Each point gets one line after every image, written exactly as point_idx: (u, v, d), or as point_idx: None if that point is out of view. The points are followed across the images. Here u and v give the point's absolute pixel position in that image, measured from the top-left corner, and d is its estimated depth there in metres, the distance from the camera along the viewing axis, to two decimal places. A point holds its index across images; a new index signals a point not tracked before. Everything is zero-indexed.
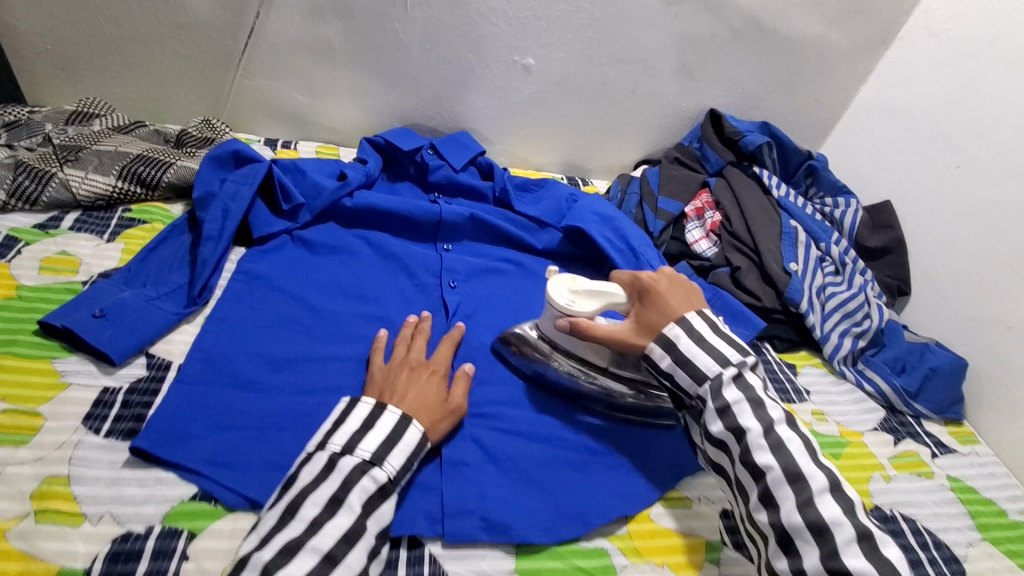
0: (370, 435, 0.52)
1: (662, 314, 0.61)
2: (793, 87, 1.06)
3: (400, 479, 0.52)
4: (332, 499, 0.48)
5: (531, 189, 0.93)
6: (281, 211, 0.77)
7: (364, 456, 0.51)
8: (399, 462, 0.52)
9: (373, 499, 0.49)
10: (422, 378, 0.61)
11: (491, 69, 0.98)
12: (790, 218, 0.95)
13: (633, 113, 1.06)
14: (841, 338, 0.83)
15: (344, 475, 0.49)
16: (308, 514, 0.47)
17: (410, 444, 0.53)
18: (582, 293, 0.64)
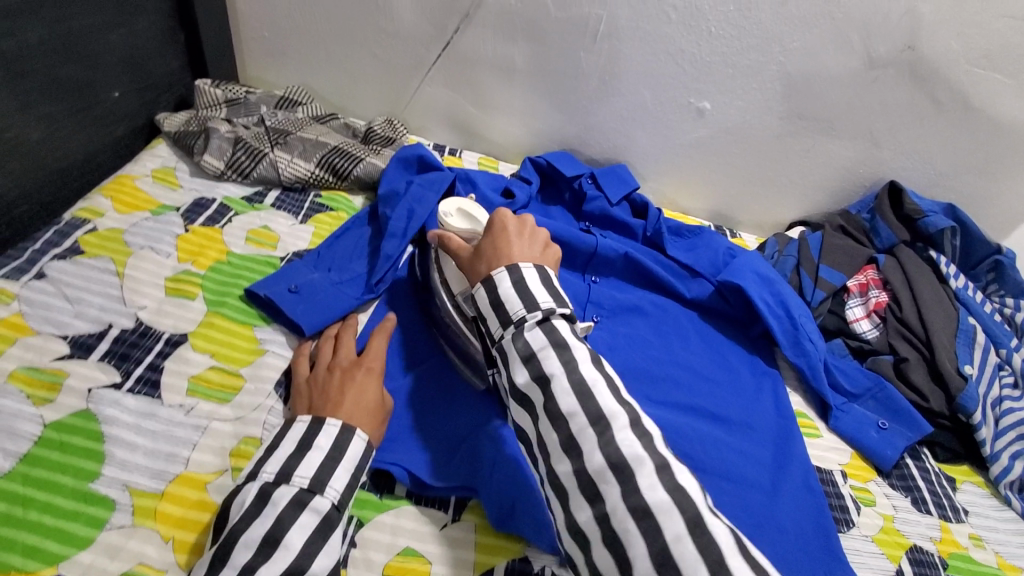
0: (306, 459, 0.48)
1: (494, 250, 0.58)
2: (992, 171, 0.96)
3: (346, 502, 0.48)
4: (267, 540, 0.43)
5: (684, 235, 0.92)
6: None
7: (301, 484, 0.46)
8: (342, 484, 0.48)
9: (314, 535, 0.45)
10: (354, 379, 0.56)
11: (663, 107, 0.98)
12: (968, 315, 0.87)
13: (802, 172, 1.01)
14: (1015, 461, 0.74)
15: (278, 510, 0.45)
16: (239, 558, 0.42)
17: (353, 460, 0.49)
18: (461, 214, 0.73)
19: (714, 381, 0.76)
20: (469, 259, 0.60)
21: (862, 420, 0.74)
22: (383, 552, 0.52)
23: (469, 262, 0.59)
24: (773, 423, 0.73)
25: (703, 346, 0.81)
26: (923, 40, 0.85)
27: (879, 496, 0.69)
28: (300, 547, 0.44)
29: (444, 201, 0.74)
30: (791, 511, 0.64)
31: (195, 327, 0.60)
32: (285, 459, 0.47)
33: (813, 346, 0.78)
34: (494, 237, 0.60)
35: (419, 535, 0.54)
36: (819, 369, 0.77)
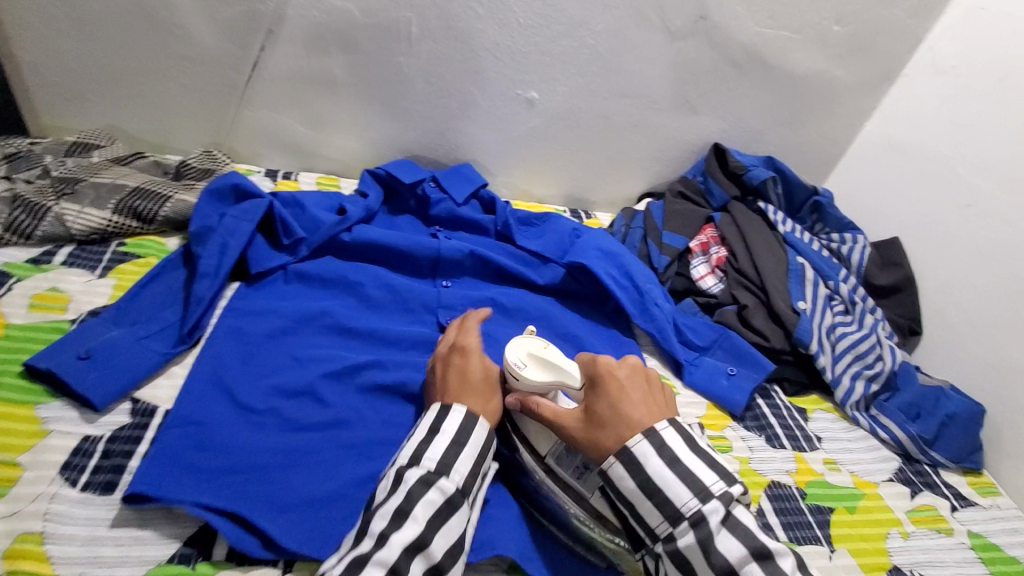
0: (437, 443, 0.53)
1: (616, 413, 0.54)
2: (799, 122, 1.05)
3: (468, 488, 0.52)
4: (397, 511, 0.48)
5: (534, 223, 0.92)
6: (280, 244, 0.75)
7: (431, 466, 0.52)
8: (465, 468, 0.53)
9: (439, 512, 0.49)
10: (454, 363, 0.62)
11: (494, 101, 0.98)
12: (798, 255, 0.94)
13: (637, 146, 1.06)
14: (853, 381, 0.80)
15: (409, 487, 0.50)
16: (376, 529, 0.48)
17: (476, 447, 0.55)
18: (535, 361, 0.60)
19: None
20: (581, 429, 0.55)
21: (713, 370, 0.78)
22: None
23: (591, 434, 0.54)
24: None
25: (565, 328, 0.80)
26: (713, 10, 0.91)
27: (736, 440, 0.72)
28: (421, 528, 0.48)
29: (511, 346, 0.61)
30: None
31: None
32: (417, 443, 0.53)
33: (660, 309, 0.81)
34: (609, 400, 0.55)
35: None
36: (668, 331, 0.79)
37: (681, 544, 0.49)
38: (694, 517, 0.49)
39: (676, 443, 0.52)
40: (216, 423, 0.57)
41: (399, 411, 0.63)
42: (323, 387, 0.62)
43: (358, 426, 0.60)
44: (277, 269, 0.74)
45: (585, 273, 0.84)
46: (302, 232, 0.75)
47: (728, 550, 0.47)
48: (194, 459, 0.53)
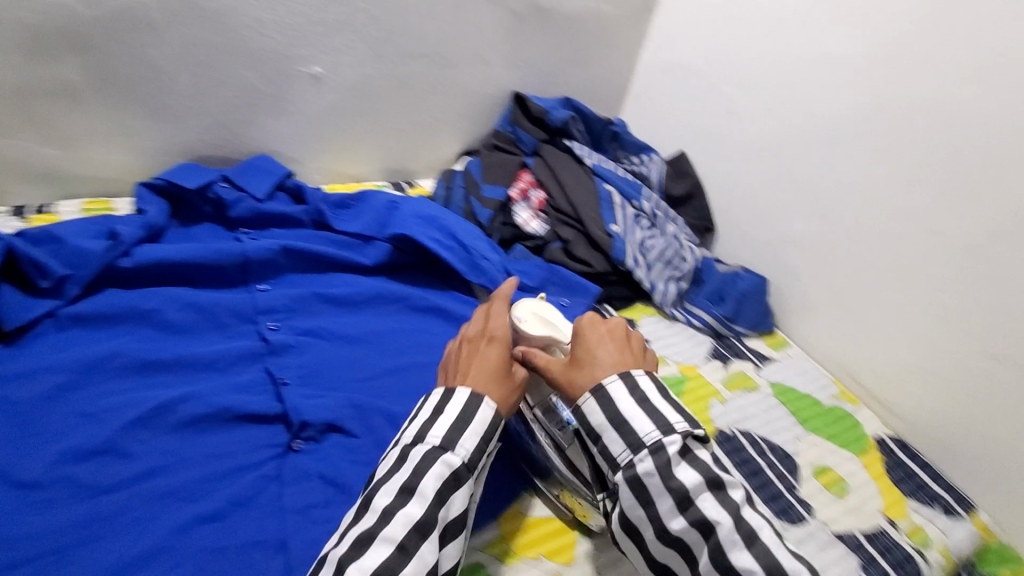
0: (438, 422, 0.54)
1: (590, 354, 0.59)
2: (585, 60, 1.12)
3: (474, 463, 0.53)
4: (405, 488, 0.50)
5: (351, 204, 0.88)
6: (40, 290, 0.64)
7: (435, 442, 0.53)
8: (471, 443, 0.54)
9: (445, 485, 0.51)
10: (480, 349, 0.61)
11: (276, 83, 0.91)
12: (605, 183, 1.02)
13: (442, 107, 1.06)
14: (667, 284, 0.90)
15: (416, 463, 0.52)
16: (379, 506, 0.50)
17: (483, 423, 0.55)
18: (537, 320, 0.67)
19: (422, 345, 0.74)
20: (561, 370, 0.60)
21: None
22: None
23: (575, 377, 0.59)
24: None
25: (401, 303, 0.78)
26: None
27: None
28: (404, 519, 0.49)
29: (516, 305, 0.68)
30: None
31: None
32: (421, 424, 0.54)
33: (489, 262, 0.83)
34: (584, 345, 0.60)
35: None
36: (499, 280, 0.83)
37: (674, 527, 0.51)
38: (654, 445, 0.53)
39: (647, 386, 0.56)
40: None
41: (226, 437, 0.58)
42: (125, 440, 0.55)
43: (176, 468, 0.55)
44: (44, 318, 0.63)
45: (408, 243, 0.83)
46: (64, 269, 0.65)
47: (715, 512, 0.51)
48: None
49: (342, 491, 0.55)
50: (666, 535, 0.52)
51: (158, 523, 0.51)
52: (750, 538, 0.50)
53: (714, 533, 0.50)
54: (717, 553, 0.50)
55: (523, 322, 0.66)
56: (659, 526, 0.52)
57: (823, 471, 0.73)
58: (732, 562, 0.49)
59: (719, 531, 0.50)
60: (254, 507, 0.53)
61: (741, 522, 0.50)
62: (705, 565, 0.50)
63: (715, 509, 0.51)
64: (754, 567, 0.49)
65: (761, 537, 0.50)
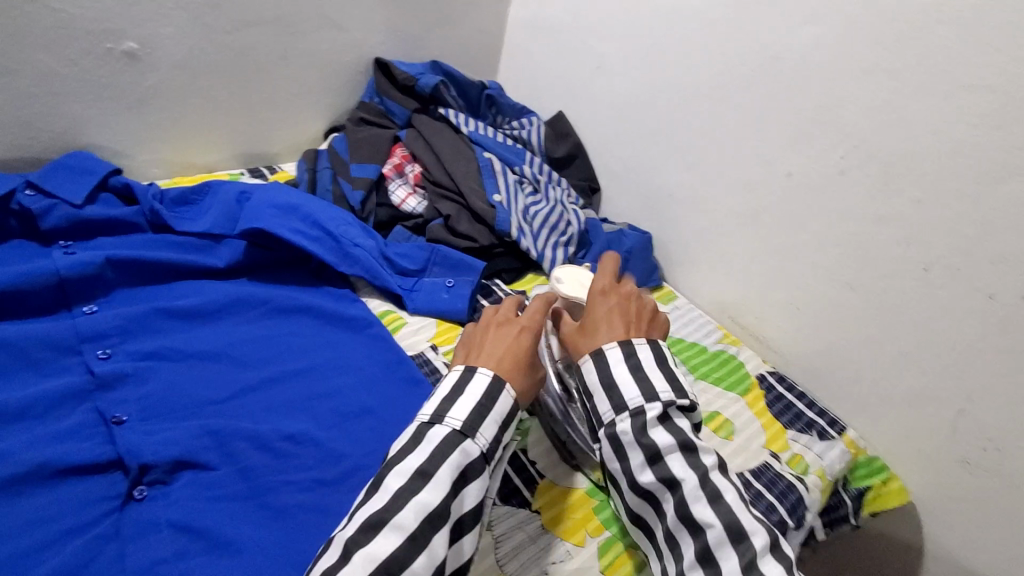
0: (460, 404, 0.52)
1: (598, 324, 0.60)
2: (449, 20, 1.05)
3: (493, 450, 0.52)
4: (419, 471, 0.48)
5: (194, 200, 0.77)
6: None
7: (456, 425, 0.51)
8: (490, 432, 0.52)
9: (458, 474, 0.49)
10: (509, 332, 0.59)
11: (78, 64, 0.76)
12: (483, 151, 0.97)
13: (296, 80, 0.95)
14: (555, 251, 0.88)
15: (435, 442, 0.50)
16: (393, 484, 0.48)
17: (501, 412, 0.53)
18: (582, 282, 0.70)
19: (292, 351, 0.66)
20: (573, 333, 0.62)
21: (432, 289, 0.78)
22: None
23: (584, 339, 0.60)
24: (375, 360, 0.67)
25: (263, 307, 0.70)
26: None
27: None
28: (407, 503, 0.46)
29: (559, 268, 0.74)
30: (399, 420, 0.61)
31: None
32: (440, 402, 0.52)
33: (362, 249, 0.76)
34: (596, 313, 0.61)
35: None
36: (376, 267, 0.76)
37: (642, 479, 0.53)
38: (636, 409, 0.55)
39: (647, 358, 0.57)
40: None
41: (48, 498, 0.49)
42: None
43: None
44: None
45: (265, 236, 0.74)
46: None
47: (681, 471, 0.52)
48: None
49: (199, 536, 0.49)
50: (638, 488, 0.53)
51: None
52: (714, 496, 0.51)
53: (679, 489, 0.52)
54: (681, 506, 0.52)
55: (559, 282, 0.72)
56: (632, 479, 0.53)
57: (712, 416, 0.76)
58: (706, 533, 0.50)
59: (683, 488, 0.52)
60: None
61: (704, 485, 0.52)
62: (671, 518, 0.52)
63: (681, 467, 0.53)
64: (717, 525, 0.50)
65: (729, 503, 0.51)
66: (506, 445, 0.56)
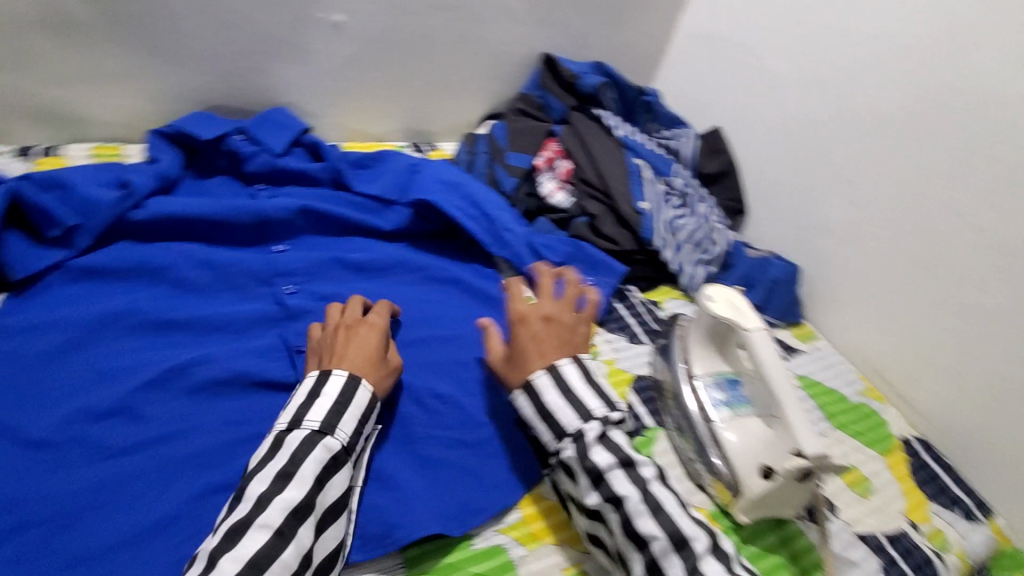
0: (317, 406, 0.51)
1: (518, 350, 0.60)
2: (621, 22, 1.06)
3: (353, 445, 0.52)
4: (283, 473, 0.47)
5: (369, 164, 0.84)
6: (46, 241, 0.62)
7: (313, 427, 0.50)
8: (349, 428, 0.52)
9: (326, 470, 0.49)
10: (357, 335, 0.59)
11: (294, 31, 0.85)
12: (635, 156, 0.97)
13: (468, 65, 1.00)
14: (695, 268, 0.86)
15: (293, 449, 0.49)
16: (254, 492, 0.46)
17: (359, 407, 0.53)
18: (726, 309, 0.64)
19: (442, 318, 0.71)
20: (502, 365, 0.61)
21: None
22: None
23: (512, 366, 0.59)
24: (515, 340, 0.71)
25: (420, 273, 0.76)
26: None
27: (601, 344, 0.75)
28: (313, 482, 0.47)
29: (712, 284, 0.68)
30: None
31: None
32: (296, 408, 0.51)
33: (513, 234, 0.80)
34: (517, 342, 0.60)
35: None
36: (524, 255, 0.79)
37: (590, 502, 0.52)
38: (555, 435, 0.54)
39: (572, 374, 0.57)
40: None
41: (242, 405, 0.56)
42: (141, 402, 0.54)
43: (191, 434, 0.53)
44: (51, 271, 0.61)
45: (429, 208, 0.79)
46: (75, 219, 0.62)
47: (689, 528, 0.50)
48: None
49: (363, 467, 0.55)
50: (590, 508, 0.53)
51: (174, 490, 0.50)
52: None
53: (688, 549, 0.49)
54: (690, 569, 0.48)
55: (711, 301, 0.65)
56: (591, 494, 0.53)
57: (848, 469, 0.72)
58: None
59: (693, 547, 0.49)
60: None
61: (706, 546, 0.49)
62: (619, 535, 0.51)
63: (693, 526, 0.50)
64: None
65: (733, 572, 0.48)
66: (370, 437, 0.56)
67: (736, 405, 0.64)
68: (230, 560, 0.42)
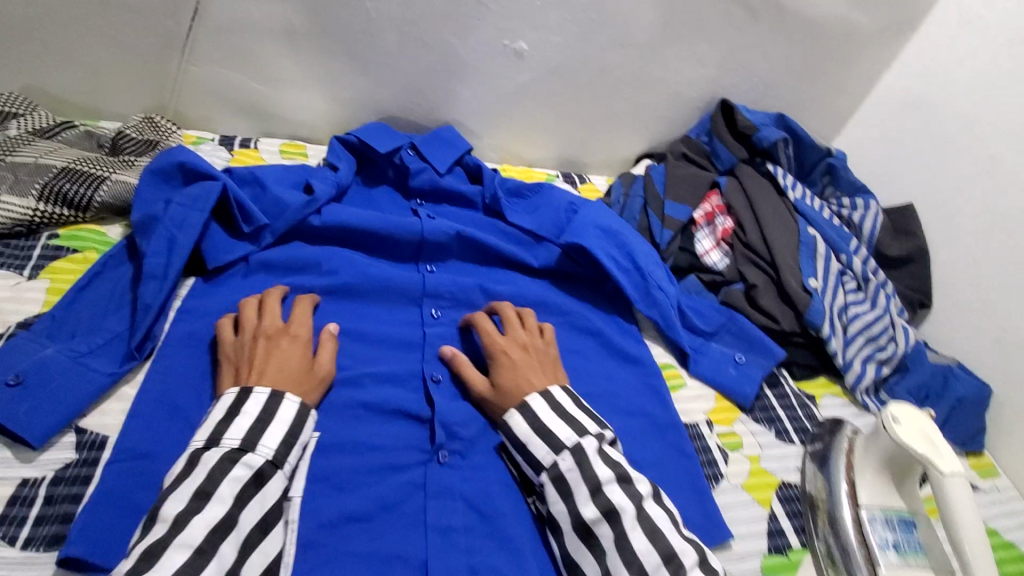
0: (237, 423, 0.48)
1: (521, 380, 0.58)
2: (813, 75, 0.96)
3: (284, 458, 0.49)
4: (200, 492, 0.44)
5: (524, 194, 0.83)
6: (238, 234, 0.66)
7: (232, 444, 0.47)
8: (276, 441, 0.49)
9: (249, 487, 0.46)
10: (280, 347, 0.56)
11: (478, 54, 0.86)
12: (808, 225, 0.87)
13: (637, 103, 0.96)
14: (865, 365, 0.76)
15: (209, 468, 0.45)
16: (170, 513, 0.43)
17: (286, 420, 0.50)
18: (919, 441, 0.55)
19: (578, 370, 0.68)
20: (490, 395, 0.58)
21: (720, 359, 0.73)
22: None
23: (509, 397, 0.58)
24: (649, 410, 0.66)
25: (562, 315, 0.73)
26: None
27: (745, 436, 0.68)
28: (235, 499, 0.45)
29: (895, 401, 0.58)
30: (661, 483, 0.60)
31: None
32: (214, 425, 0.48)
33: (665, 294, 0.75)
34: (504, 372, 0.59)
35: None
36: (673, 318, 0.74)
37: (584, 514, 0.50)
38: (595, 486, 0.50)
39: (562, 398, 0.57)
40: (167, 455, 0.51)
41: (381, 428, 0.57)
42: None
43: (332, 451, 0.54)
44: (233, 264, 0.65)
45: (578, 250, 0.77)
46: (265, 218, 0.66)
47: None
48: (140, 499, 0.48)
49: (486, 522, 0.54)
50: (579, 523, 0.50)
51: (312, 509, 0.51)
52: (629, 558, 0.47)
53: None
54: None
55: (895, 424, 0.56)
56: (577, 519, 0.50)
57: None
58: None
59: None
60: (398, 516, 0.52)
61: None
62: None
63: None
64: None
65: None
66: (307, 446, 0.52)
67: (907, 551, 0.56)
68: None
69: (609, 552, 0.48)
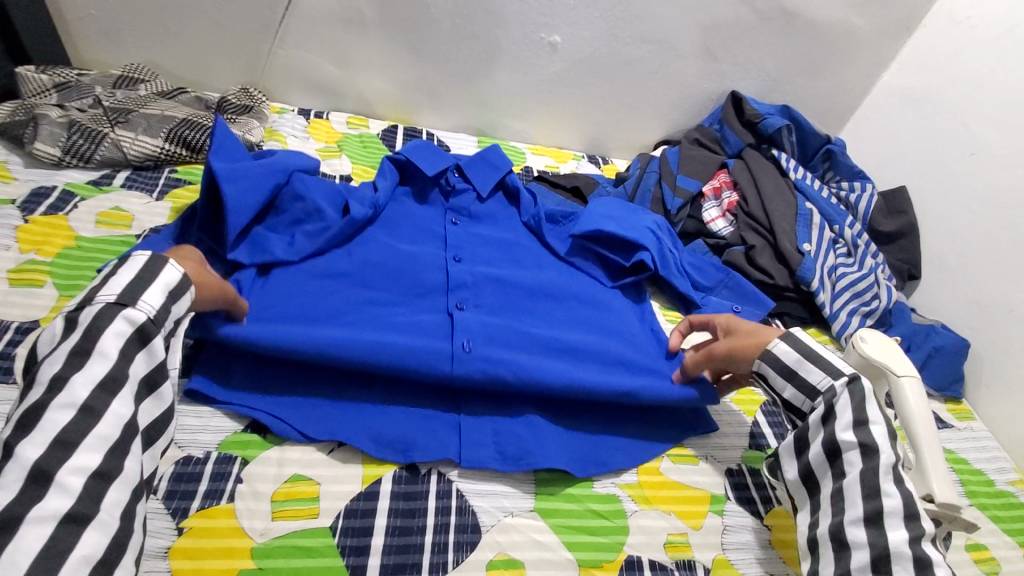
0: (111, 282, 0.47)
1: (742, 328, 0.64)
2: (816, 72, 1.08)
3: (164, 318, 0.48)
4: (78, 351, 0.43)
5: (560, 221, 0.86)
6: (269, 269, 0.67)
7: (109, 299, 0.46)
8: (158, 299, 0.47)
9: (132, 344, 0.46)
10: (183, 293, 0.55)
11: (518, 45, 1.00)
12: (806, 200, 0.98)
13: (656, 93, 1.09)
14: (850, 317, 0.85)
15: (87, 324, 0.44)
16: (46, 377, 0.42)
17: (168, 281, 0.49)
18: (880, 356, 0.64)
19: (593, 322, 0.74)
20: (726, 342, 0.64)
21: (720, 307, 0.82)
22: (271, 483, 0.54)
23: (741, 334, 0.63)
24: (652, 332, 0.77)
25: (601, 382, 0.62)
26: None
27: None
28: (119, 355, 0.44)
29: (866, 328, 0.67)
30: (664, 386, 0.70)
31: (47, 312, 0.59)
32: (90, 288, 0.47)
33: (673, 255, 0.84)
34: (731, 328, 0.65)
35: (307, 461, 0.56)
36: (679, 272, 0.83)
37: (842, 438, 0.53)
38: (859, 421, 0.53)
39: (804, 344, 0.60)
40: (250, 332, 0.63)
41: None
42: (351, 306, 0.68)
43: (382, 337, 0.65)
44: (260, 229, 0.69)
45: (606, 239, 0.81)
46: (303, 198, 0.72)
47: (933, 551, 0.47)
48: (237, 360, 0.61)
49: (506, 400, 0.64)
50: (831, 444, 0.54)
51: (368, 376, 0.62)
52: (870, 492, 0.51)
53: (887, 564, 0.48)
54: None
55: (863, 342, 0.65)
56: (829, 440, 0.54)
57: (975, 545, 0.66)
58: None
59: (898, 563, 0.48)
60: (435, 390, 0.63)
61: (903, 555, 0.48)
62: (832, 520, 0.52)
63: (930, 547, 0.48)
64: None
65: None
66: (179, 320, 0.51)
67: None
68: (30, 445, 0.40)
69: (851, 476, 0.52)
